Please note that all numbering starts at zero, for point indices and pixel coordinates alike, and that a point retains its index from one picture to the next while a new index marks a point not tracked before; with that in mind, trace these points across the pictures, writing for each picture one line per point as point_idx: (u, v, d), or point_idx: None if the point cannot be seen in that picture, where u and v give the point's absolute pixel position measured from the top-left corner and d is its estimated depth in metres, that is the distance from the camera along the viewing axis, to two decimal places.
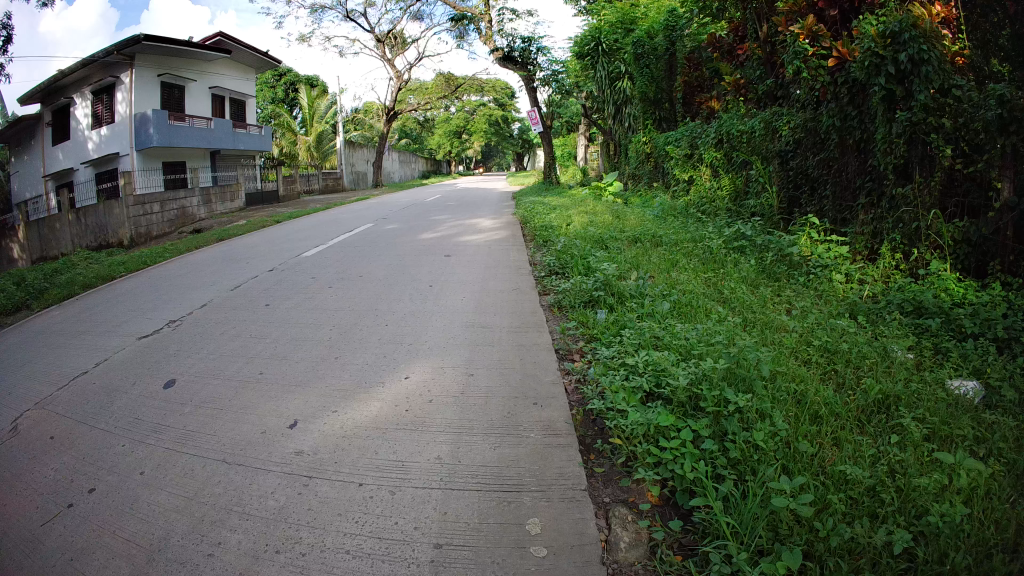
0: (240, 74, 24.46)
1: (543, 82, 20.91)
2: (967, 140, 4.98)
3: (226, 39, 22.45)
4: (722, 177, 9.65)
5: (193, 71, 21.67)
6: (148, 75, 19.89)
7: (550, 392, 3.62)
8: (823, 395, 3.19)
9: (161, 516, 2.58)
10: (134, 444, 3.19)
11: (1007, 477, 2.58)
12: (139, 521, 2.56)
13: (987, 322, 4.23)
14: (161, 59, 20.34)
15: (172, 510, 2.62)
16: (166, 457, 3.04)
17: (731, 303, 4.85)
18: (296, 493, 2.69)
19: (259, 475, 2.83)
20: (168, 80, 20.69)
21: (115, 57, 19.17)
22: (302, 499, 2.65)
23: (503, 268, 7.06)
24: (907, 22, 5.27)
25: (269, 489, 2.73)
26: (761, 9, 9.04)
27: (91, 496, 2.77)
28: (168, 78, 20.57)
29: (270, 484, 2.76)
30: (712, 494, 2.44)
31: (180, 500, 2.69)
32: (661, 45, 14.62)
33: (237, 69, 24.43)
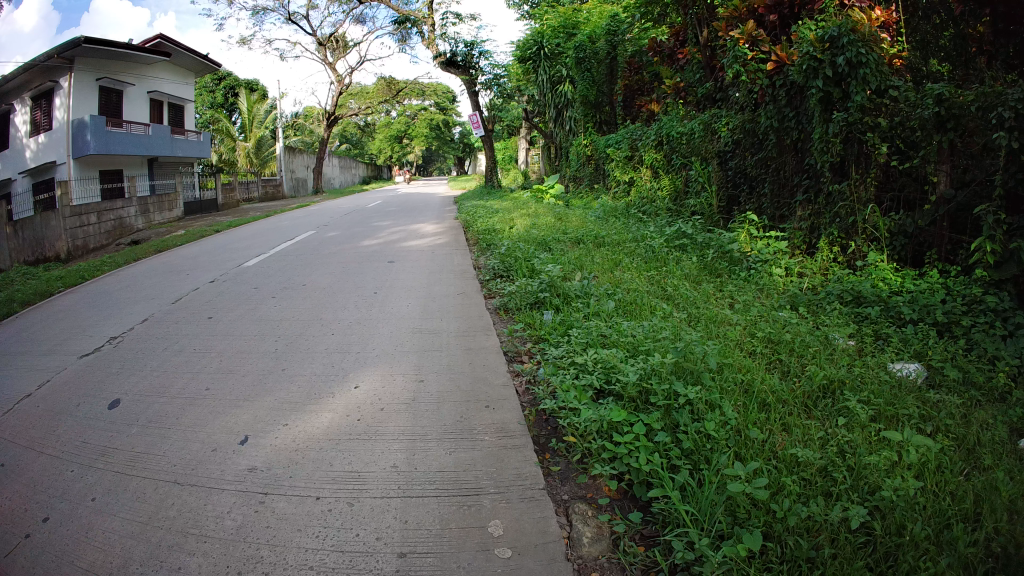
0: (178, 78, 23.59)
1: (485, 86, 20.98)
2: (902, 138, 5.24)
3: (168, 41, 21.76)
4: (663, 178, 9.89)
5: (131, 75, 20.88)
6: (87, 79, 19.07)
7: (503, 394, 3.65)
8: (768, 383, 3.32)
9: (117, 544, 2.48)
10: (84, 469, 3.05)
11: (956, 451, 2.76)
12: (96, 550, 2.46)
13: (925, 308, 4.46)
14: (101, 63, 19.55)
15: (128, 537, 2.52)
16: (117, 481, 2.92)
17: (674, 300, 4.98)
18: (253, 511, 2.63)
19: (214, 495, 2.75)
20: (108, 86, 19.90)
21: (56, 61, 18.27)
22: (259, 516, 2.59)
23: (446, 273, 7.06)
24: (847, 26, 5.51)
25: (225, 509, 2.66)
26: (702, 14, 9.57)
27: (45, 525, 2.64)
28: (106, 83, 19.72)
29: (224, 504, 2.69)
30: (668, 484, 2.50)
31: (135, 524, 2.60)
32: (603, 48, 15.02)
33: (177, 73, 23.59)
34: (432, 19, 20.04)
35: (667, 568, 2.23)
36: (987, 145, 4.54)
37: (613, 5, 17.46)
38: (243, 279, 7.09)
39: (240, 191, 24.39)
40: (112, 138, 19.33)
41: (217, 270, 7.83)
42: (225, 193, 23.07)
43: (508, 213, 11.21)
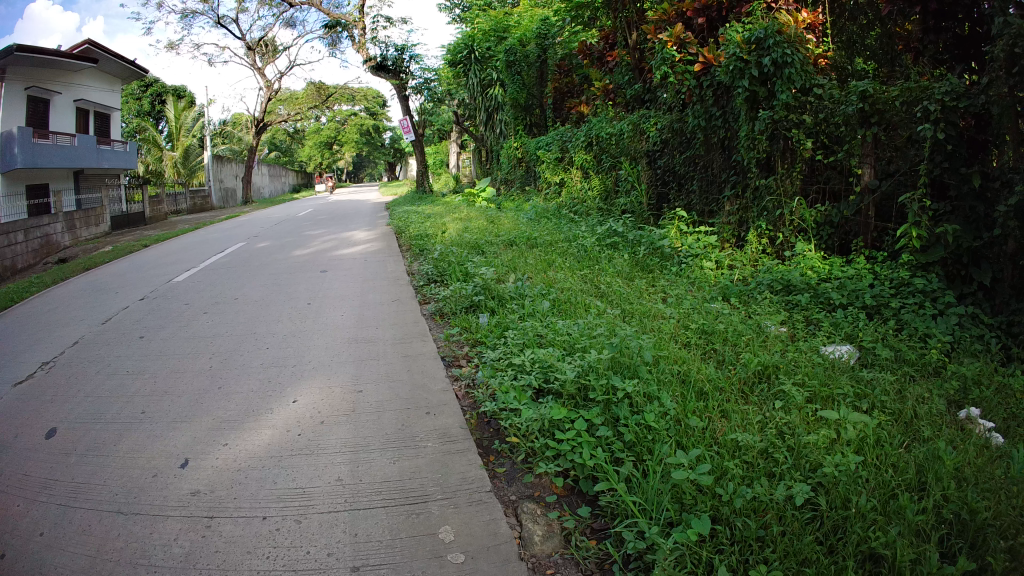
0: (105, 84, 22.37)
1: (415, 91, 20.80)
2: (826, 133, 5.54)
3: (96, 47, 20.58)
4: (592, 178, 10.06)
5: (60, 83, 19.82)
6: (17, 89, 18.01)
7: (442, 399, 3.64)
8: (704, 372, 3.44)
9: None
10: (26, 504, 2.83)
11: (892, 425, 2.95)
12: None
13: (853, 293, 4.72)
14: (28, 72, 18.47)
15: (77, 573, 2.36)
16: (61, 515, 2.73)
17: (607, 297, 5.09)
18: (200, 537, 2.51)
19: (159, 522, 2.62)
20: (36, 95, 18.81)
21: None
22: (207, 542, 2.48)
23: (379, 280, 6.98)
24: (772, 28, 5.77)
25: (171, 536, 2.53)
26: (630, 18, 9.83)
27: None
28: (37, 91, 18.73)
29: (170, 531, 2.56)
30: (614, 477, 2.56)
31: (83, 559, 2.44)
32: (534, 52, 15.70)
33: (104, 79, 22.38)
34: (362, 22, 19.75)
35: (620, 559, 2.28)
36: (912, 137, 4.80)
37: (543, 9, 17.73)
38: (174, 296, 6.78)
39: (166, 203, 23.24)
40: (38, 150, 17.95)
41: (144, 288, 7.44)
42: (152, 207, 22.01)
43: (440, 217, 11.14)
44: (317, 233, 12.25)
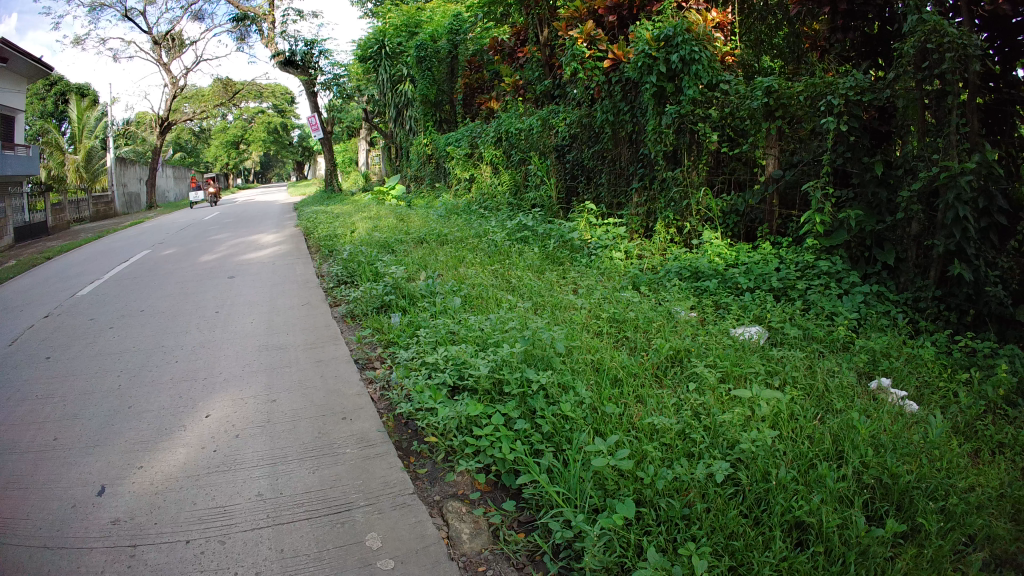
0: (12, 87, 20.20)
1: (325, 87, 20.12)
2: (731, 127, 5.86)
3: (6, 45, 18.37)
4: (502, 174, 10.13)
5: None
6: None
7: (358, 404, 3.55)
8: (617, 360, 3.55)
9: None
10: None
11: (804, 399, 3.17)
12: None
13: (760, 277, 5.02)
14: None
15: None
16: None
17: (518, 291, 5.13)
18: (124, 568, 2.32)
19: (83, 556, 2.39)
20: None
21: None
22: (131, 573, 2.29)
23: (289, 284, 6.72)
24: (681, 27, 6.01)
25: (96, 570, 2.32)
26: (542, 15, 10.01)
27: None
28: None
29: (95, 565, 2.34)
30: (535, 469, 2.59)
31: None
32: (444, 48, 15.21)
33: (11, 80, 20.15)
34: (271, 15, 18.86)
35: (550, 550, 2.31)
36: (815, 130, 5.14)
37: (455, 5, 17.71)
38: (73, 311, 6.19)
39: (70, 212, 21.16)
40: None
41: (37, 305, 6.73)
42: (55, 214, 19.92)
43: (348, 217, 10.82)
44: (224, 238, 11.60)
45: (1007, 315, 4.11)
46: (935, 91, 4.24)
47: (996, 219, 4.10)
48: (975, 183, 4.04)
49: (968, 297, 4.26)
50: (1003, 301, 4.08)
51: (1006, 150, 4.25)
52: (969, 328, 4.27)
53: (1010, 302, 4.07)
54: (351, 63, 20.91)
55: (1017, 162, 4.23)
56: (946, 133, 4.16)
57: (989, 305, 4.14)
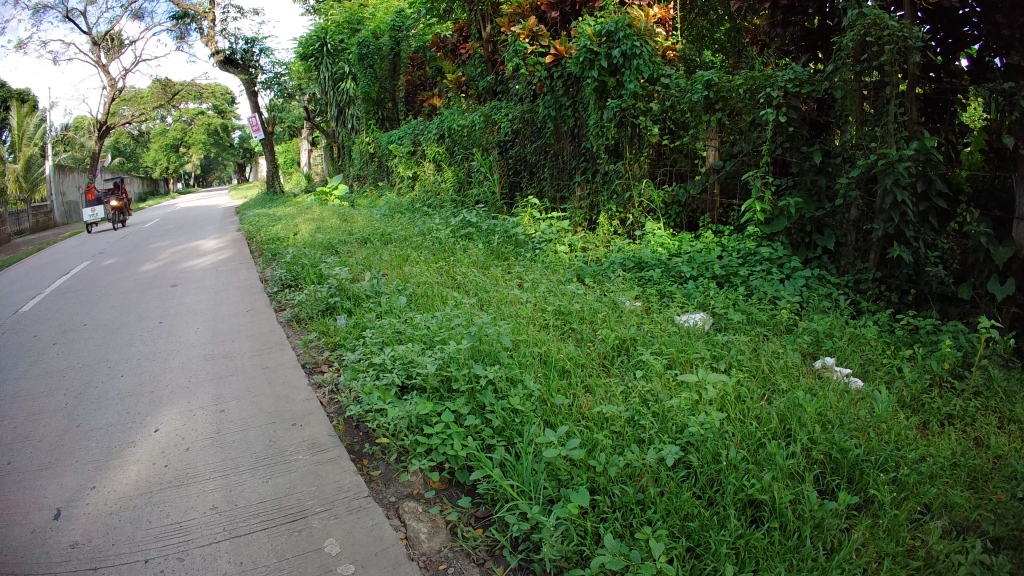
0: None
1: (265, 86, 19.51)
2: (672, 119, 6.01)
3: None
4: (445, 170, 10.08)
5: None
6: None
7: (307, 409, 3.48)
8: (564, 351, 3.59)
9: None
10: None
11: (748, 381, 3.29)
12: None
13: (703, 265, 5.18)
14: None
15: None
16: None
17: (463, 287, 5.13)
18: None
19: None
20: None
21: None
22: None
23: (233, 289, 6.50)
24: (623, 22, 6.08)
25: None
26: (485, 11, 9.99)
27: None
28: None
29: None
30: (488, 464, 2.59)
31: None
32: (387, 44, 15.00)
33: None
34: (211, 12, 18.17)
35: (509, 543, 2.33)
36: (754, 121, 5.33)
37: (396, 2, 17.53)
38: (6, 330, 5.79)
39: (9, 223, 19.65)
40: None
41: None
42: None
43: (290, 219, 10.54)
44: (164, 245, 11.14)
45: (949, 293, 4.33)
46: (873, 83, 4.49)
47: (934, 203, 4.30)
48: (913, 169, 4.24)
49: (909, 278, 4.48)
50: (944, 281, 4.29)
51: (946, 137, 4.40)
52: (911, 307, 4.50)
53: (950, 281, 4.29)
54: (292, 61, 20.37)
55: (956, 148, 4.38)
56: (884, 121, 4.42)
57: (930, 285, 4.35)
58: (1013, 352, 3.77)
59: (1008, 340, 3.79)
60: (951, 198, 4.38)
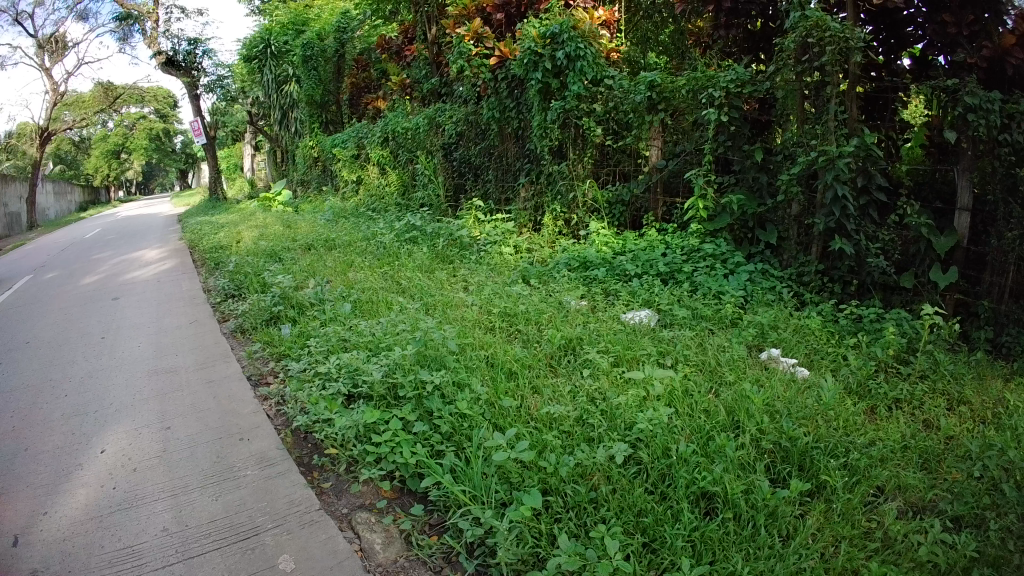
0: None
1: (207, 89, 18.84)
2: (615, 120, 6.11)
3: None
4: (390, 174, 9.96)
5: None
6: None
7: (254, 423, 3.37)
8: (511, 353, 3.60)
9: None
10: None
11: (694, 375, 3.36)
12: None
13: (648, 263, 5.26)
14: None
15: None
16: None
17: (407, 291, 5.08)
18: None
19: None
20: None
21: None
22: None
23: (176, 301, 6.24)
24: (567, 24, 6.15)
25: None
26: (431, 13, 9.94)
27: None
28: None
29: None
30: (439, 470, 2.57)
31: None
32: (331, 46, 14.58)
33: None
34: (156, 12, 17.45)
35: (464, 549, 2.30)
36: (696, 121, 5.47)
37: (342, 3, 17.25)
38: None
39: None
40: None
41: None
42: None
43: (232, 227, 10.21)
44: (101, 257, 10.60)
45: (890, 282, 4.55)
46: (814, 83, 4.61)
47: (873, 196, 4.51)
48: (853, 164, 4.42)
49: (851, 269, 4.68)
50: (885, 271, 4.49)
51: (887, 133, 4.73)
52: (854, 297, 4.70)
53: (892, 271, 4.51)
54: (235, 64, 19.77)
55: (896, 143, 4.72)
56: (825, 120, 4.55)
57: (872, 275, 4.56)
58: (955, 336, 4.00)
59: (951, 325, 4.02)
60: (891, 192, 4.64)
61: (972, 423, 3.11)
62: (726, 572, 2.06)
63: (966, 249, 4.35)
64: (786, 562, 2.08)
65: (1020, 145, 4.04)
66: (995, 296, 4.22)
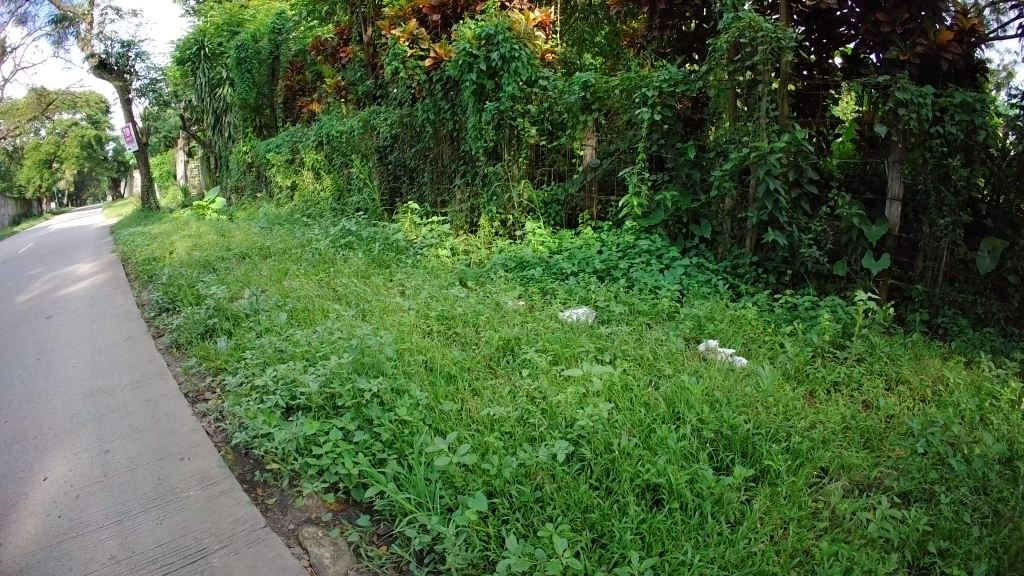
0: None
1: (140, 93, 18.06)
2: (550, 121, 6.19)
3: None
4: (325, 178, 9.79)
5: None
6: None
7: (193, 441, 3.24)
8: (449, 356, 3.59)
9: None
10: None
11: (632, 370, 3.42)
12: None
13: (584, 261, 5.33)
14: None
15: None
16: None
17: (343, 298, 4.98)
18: None
19: None
20: None
21: None
22: None
23: (109, 318, 5.94)
24: (502, 26, 6.16)
25: None
26: (367, 14, 9.82)
27: None
28: None
29: None
30: (382, 480, 2.52)
31: None
32: (265, 49, 14.23)
33: None
34: (89, 14, 16.64)
35: (413, 557, 2.26)
36: (630, 120, 5.59)
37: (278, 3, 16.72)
38: None
39: None
40: None
41: None
42: None
43: (164, 237, 9.82)
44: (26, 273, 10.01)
45: (824, 271, 4.75)
46: (746, 82, 4.78)
47: (804, 189, 4.70)
48: (784, 159, 4.60)
49: (785, 259, 4.88)
50: (818, 260, 4.70)
51: (818, 128, 4.93)
52: (789, 286, 4.89)
53: (826, 260, 4.73)
54: (167, 66, 19.00)
55: (827, 139, 4.91)
56: (757, 117, 4.72)
57: (806, 264, 4.76)
58: (888, 319, 4.21)
59: (884, 309, 4.23)
60: (822, 184, 4.90)
61: (912, 401, 3.28)
62: (677, 561, 2.09)
63: (897, 237, 4.60)
64: (736, 548, 2.14)
65: (950, 137, 4.28)
66: (929, 281, 4.49)
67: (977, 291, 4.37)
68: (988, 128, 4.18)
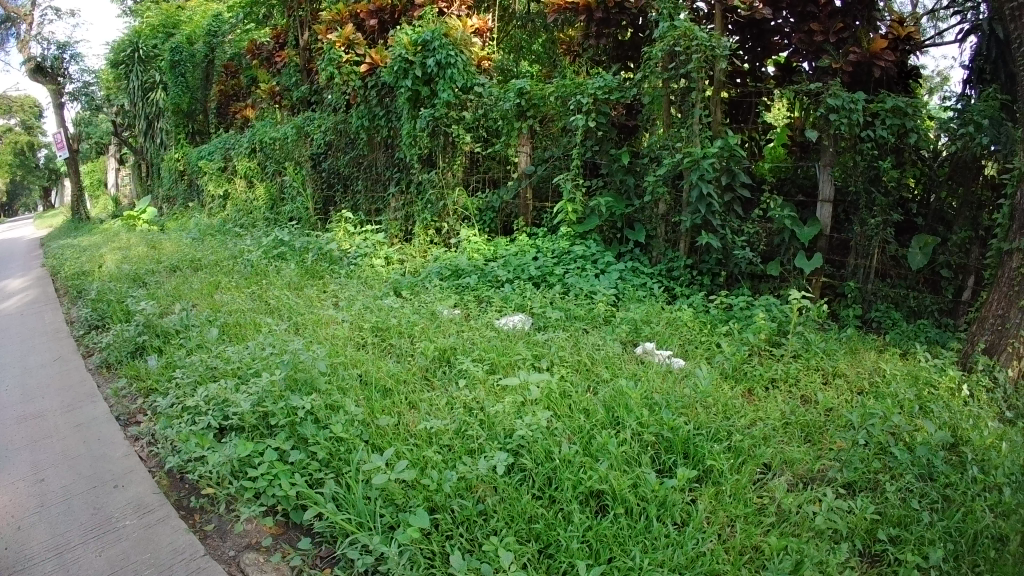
0: None
1: (71, 96, 17.20)
2: (484, 128, 6.24)
3: None
4: (258, 187, 9.51)
5: None
6: None
7: (127, 467, 3.09)
8: (384, 369, 3.54)
9: None
10: None
11: (570, 376, 3.43)
12: None
13: (520, 268, 5.34)
14: None
15: None
16: None
17: (274, 310, 4.85)
18: None
19: None
20: None
21: None
22: None
23: (36, 338, 5.60)
24: (439, 32, 6.13)
25: None
26: (304, 19, 9.65)
27: None
28: None
29: None
30: (321, 501, 2.45)
31: None
32: (200, 52, 13.71)
33: None
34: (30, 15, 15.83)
35: None
36: (565, 127, 5.69)
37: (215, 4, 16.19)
38: None
39: None
40: None
41: None
42: None
43: (92, 251, 9.34)
44: None
45: (758, 272, 4.92)
46: (680, 89, 4.90)
47: (736, 194, 4.83)
48: (716, 165, 4.72)
49: (719, 261, 5.02)
50: (752, 261, 4.85)
51: (751, 134, 5.09)
52: (723, 287, 5.04)
53: (759, 262, 4.89)
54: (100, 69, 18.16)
55: (758, 144, 5.09)
56: (689, 123, 4.87)
57: (740, 265, 4.91)
58: (822, 317, 4.37)
59: (818, 307, 4.38)
60: (755, 188, 5.05)
61: (849, 395, 3.40)
62: (626, 566, 2.11)
63: (828, 237, 4.79)
64: (685, 549, 2.17)
65: (880, 141, 4.47)
66: (861, 278, 4.70)
67: (910, 285, 4.65)
68: (917, 131, 4.40)
